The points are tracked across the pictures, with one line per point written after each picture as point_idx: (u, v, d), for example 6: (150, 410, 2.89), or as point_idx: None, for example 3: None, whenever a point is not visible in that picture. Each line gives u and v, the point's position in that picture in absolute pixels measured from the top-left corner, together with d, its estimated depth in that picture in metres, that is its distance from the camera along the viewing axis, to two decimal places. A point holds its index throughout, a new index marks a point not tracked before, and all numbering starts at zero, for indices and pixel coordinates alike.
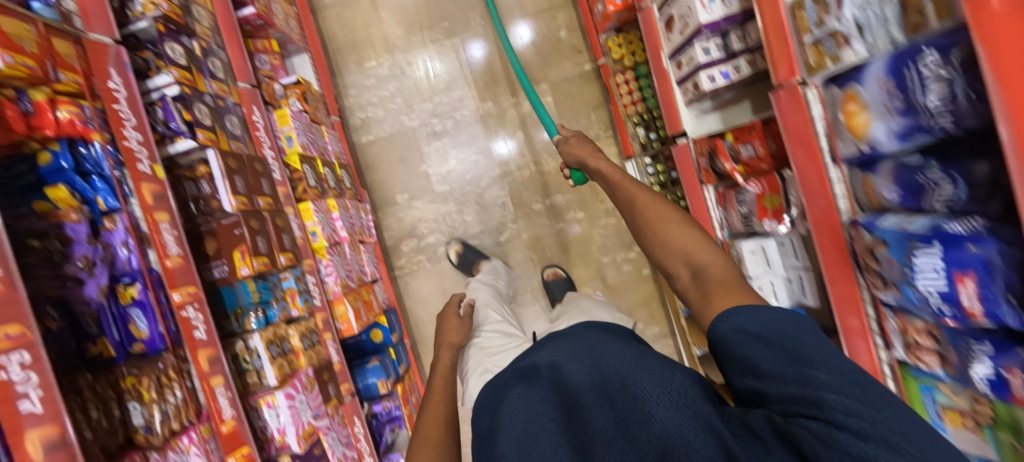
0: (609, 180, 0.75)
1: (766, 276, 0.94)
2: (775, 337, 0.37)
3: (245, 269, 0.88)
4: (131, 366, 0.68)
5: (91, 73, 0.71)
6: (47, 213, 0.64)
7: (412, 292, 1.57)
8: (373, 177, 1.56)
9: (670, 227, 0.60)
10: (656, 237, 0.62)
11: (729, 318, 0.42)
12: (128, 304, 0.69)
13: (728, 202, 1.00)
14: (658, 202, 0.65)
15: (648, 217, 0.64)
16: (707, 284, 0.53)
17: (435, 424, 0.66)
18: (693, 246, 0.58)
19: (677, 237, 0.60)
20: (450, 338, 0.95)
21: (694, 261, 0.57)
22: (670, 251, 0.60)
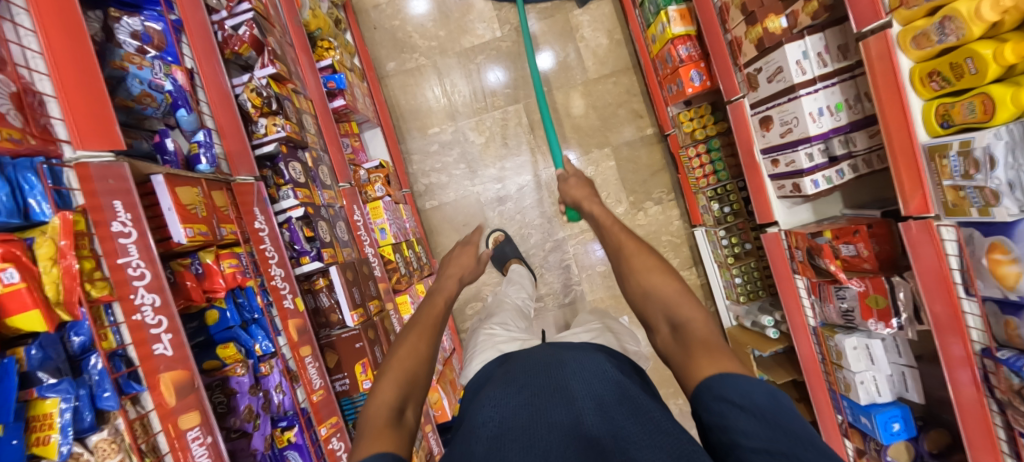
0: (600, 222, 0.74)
1: (869, 371, 0.96)
2: (769, 417, 0.39)
3: (367, 383, 0.90)
4: None
5: (241, 217, 0.72)
6: (214, 369, 0.66)
7: None
8: (438, 241, 1.57)
9: (654, 275, 0.58)
10: (640, 288, 0.60)
11: (716, 384, 0.44)
12: (284, 447, 0.71)
13: (824, 294, 1.01)
14: (644, 247, 0.63)
15: (635, 264, 0.61)
16: (691, 343, 0.51)
17: (415, 332, 0.66)
18: (677, 299, 0.56)
19: (662, 287, 0.57)
20: (460, 268, 0.85)
21: (675, 316, 0.55)
22: (653, 303, 0.57)
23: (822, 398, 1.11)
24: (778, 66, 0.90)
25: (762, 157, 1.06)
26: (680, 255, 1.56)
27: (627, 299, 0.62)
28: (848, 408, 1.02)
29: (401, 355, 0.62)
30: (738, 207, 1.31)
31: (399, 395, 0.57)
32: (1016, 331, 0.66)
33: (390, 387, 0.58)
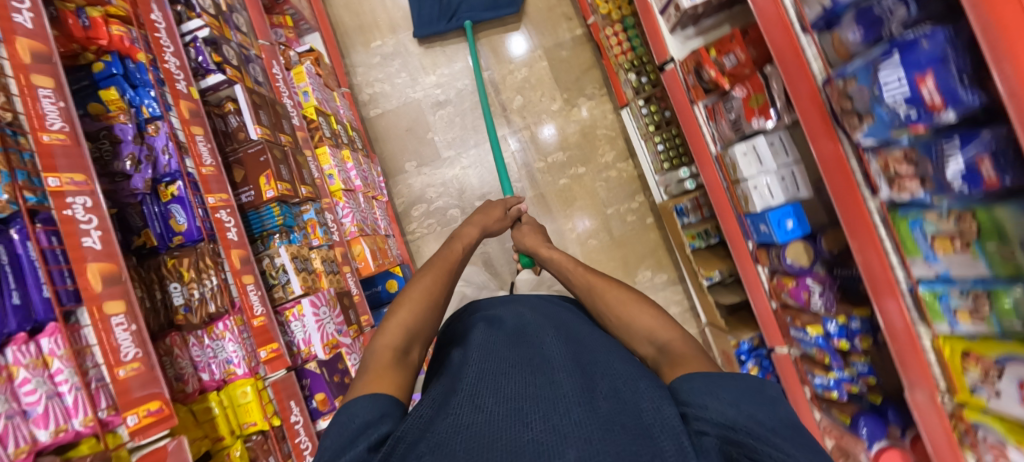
0: (569, 272, 0.98)
1: (761, 176, 0.99)
2: (739, 397, 0.43)
3: (270, 192, 0.94)
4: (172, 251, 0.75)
5: (136, 5, 0.79)
6: (99, 114, 0.73)
7: (424, 256, 1.63)
8: (384, 146, 1.64)
9: (631, 308, 0.77)
10: (621, 322, 0.78)
11: (695, 377, 0.49)
12: (168, 201, 0.76)
13: (717, 114, 1.06)
14: (615, 286, 0.84)
15: (610, 301, 0.82)
16: (672, 355, 0.65)
17: (422, 297, 0.81)
18: (654, 326, 0.72)
19: (639, 317, 0.75)
20: (486, 221, 1.14)
21: (657, 339, 0.70)
22: (637, 331, 0.74)
23: (733, 227, 1.14)
24: None
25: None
26: (616, 148, 1.61)
27: (614, 333, 0.79)
28: (750, 222, 1.05)
29: (414, 294, 0.82)
30: (654, 77, 1.36)
31: (405, 340, 0.73)
32: (840, 40, 0.69)
33: (401, 324, 0.75)
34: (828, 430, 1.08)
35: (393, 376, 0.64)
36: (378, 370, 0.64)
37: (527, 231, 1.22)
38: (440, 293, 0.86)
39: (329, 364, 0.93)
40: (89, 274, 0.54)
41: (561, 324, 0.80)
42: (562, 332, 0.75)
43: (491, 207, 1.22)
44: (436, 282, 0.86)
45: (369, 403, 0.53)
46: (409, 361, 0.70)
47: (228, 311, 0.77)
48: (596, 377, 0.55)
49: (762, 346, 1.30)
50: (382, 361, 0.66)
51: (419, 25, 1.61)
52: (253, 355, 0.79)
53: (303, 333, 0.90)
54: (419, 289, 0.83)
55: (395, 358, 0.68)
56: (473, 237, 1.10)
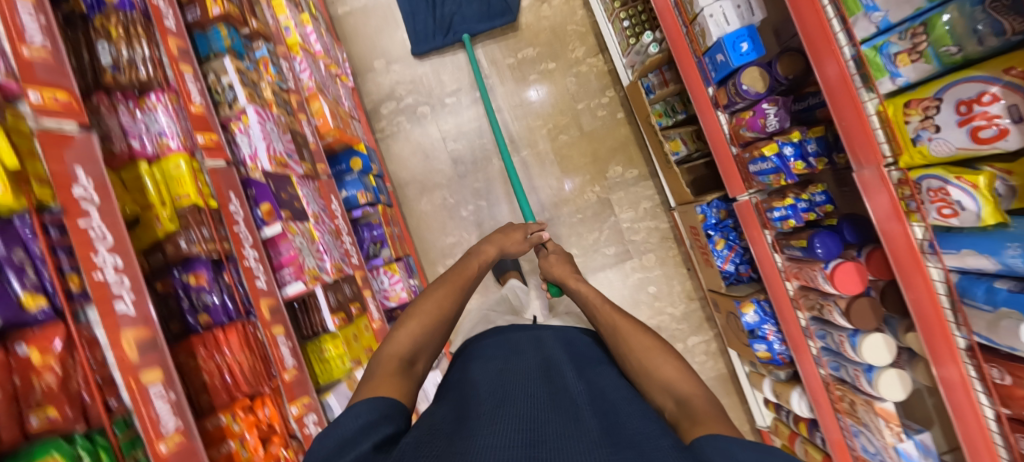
0: (592, 305, 0.93)
1: (717, 3, 0.98)
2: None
3: (216, 9, 0.91)
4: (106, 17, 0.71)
5: None
6: None
7: (394, 154, 1.61)
8: (353, 44, 1.63)
9: (652, 357, 0.72)
10: (639, 367, 0.73)
11: (720, 440, 0.46)
12: None
13: None
14: (640, 332, 0.79)
15: (631, 344, 0.77)
16: (692, 414, 0.58)
17: (432, 312, 0.80)
18: (675, 378, 0.67)
19: (661, 368, 0.70)
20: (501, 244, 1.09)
21: (678, 393, 0.64)
22: (655, 382, 0.68)
23: (693, 77, 1.13)
24: None
25: None
26: (586, 44, 1.60)
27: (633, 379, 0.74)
28: (709, 60, 1.05)
29: (425, 307, 0.80)
30: None
31: (411, 351, 0.73)
32: None
33: (408, 334, 0.75)
34: (789, 272, 1.07)
35: (398, 385, 0.65)
36: (383, 378, 0.65)
37: (555, 261, 1.16)
38: (452, 309, 0.84)
39: (277, 181, 0.90)
40: None
41: (578, 361, 0.80)
42: (578, 371, 0.75)
43: (511, 230, 1.16)
44: (450, 295, 0.85)
45: (378, 405, 0.56)
46: (413, 372, 0.71)
47: (163, 87, 0.76)
48: (612, 423, 0.55)
49: (728, 218, 1.31)
50: (386, 372, 0.66)
51: (416, 43, 1.59)
52: (189, 137, 0.76)
53: (250, 149, 0.88)
54: (432, 303, 0.82)
55: (400, 368, 0.68)
56: (490, 257, 1.07)
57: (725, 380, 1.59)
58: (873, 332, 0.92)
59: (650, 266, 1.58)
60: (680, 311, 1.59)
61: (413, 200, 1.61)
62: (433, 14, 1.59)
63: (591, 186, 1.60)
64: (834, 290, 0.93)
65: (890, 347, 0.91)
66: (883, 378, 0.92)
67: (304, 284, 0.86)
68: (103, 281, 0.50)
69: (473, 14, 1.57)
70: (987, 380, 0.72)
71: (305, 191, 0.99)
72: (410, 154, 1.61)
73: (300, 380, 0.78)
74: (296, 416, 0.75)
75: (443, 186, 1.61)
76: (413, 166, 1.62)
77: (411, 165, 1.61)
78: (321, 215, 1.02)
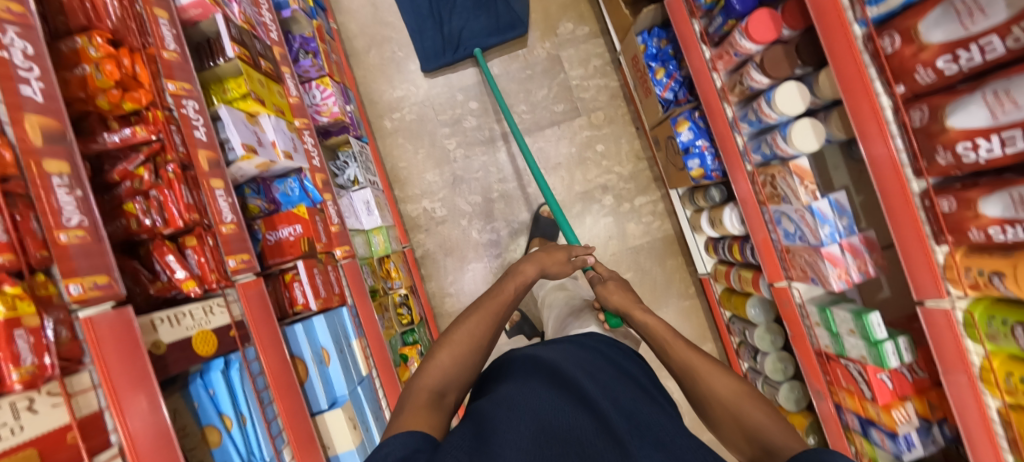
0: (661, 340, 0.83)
1: None
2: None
3: None
4: None
5: None
6: None
7: (343, 7, 1.60)
8: None
9: (741, 403, 0.67)
10: (727, 414, 0.68)
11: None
12: None
13: None
14: (720, 371, 0.72)
15: (718, 389, 0.70)
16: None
17: (462, 338, 0.76)
18: (772, 429, 0.62)
19: (749, 413, 0.66)
20: (541, 258, 0.98)
21: (761, 441, 0.62)
22: (739, 430, 0.66)
23: None
24: None
25: None
26: None
27: (715, 424, 0.70)
28: None
29: (457, 338, 0.76)
30: None
31: (444, 382, 0.70)
32: None
33: (440, 366, 0.71)
34: (715, 59, 1.06)
35: (430, 421, 0.61)
36: (415, 410, 0.62)
37: (613, 287, 1.00)
38: (485, 338, 0.78)
39: None
40: None
41: (585, 355, 0.78)
42: (592, 367, 0.74)
43: (553, 248, 1.05)
44: (482, 326, 0.79)
45: (405, 438, 0.51)
46: (445, 405, 0.67)
47: None
48: None
49: (668, 45, 1.29)
50: (420, 402, 0.64)
51: (426, 60, 1.55)
52: None
53: None
54: (470, 338, 0.76)
55: (431, 401, 0.65)
56: (528, 277, 0.96)
57: (671, 241, 1.56)
58: (787, 81, 0.90)
59: (597, 124, 1.57)
60: (627, 170, 1.57)
61: (362, 53, 1.60)
62: (441, 32, 1.55)
63: (540, 42, 1.59)
64: (750, 42, 0.91)
65: (803, 96, 0.89)
66: (797, 130, 0.90)
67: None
68: None
69: (481, 28, 1.53)
70: (880, 54, 0.70)
71: None
72: (360, 6, 1.60)
73: (183, 67, 0.75)
74: (172, 90, 0.72)
75: (391, 41, 1.59)
76: (362, 19, 1.61)
77: (359, 18, 1.60)
78: None
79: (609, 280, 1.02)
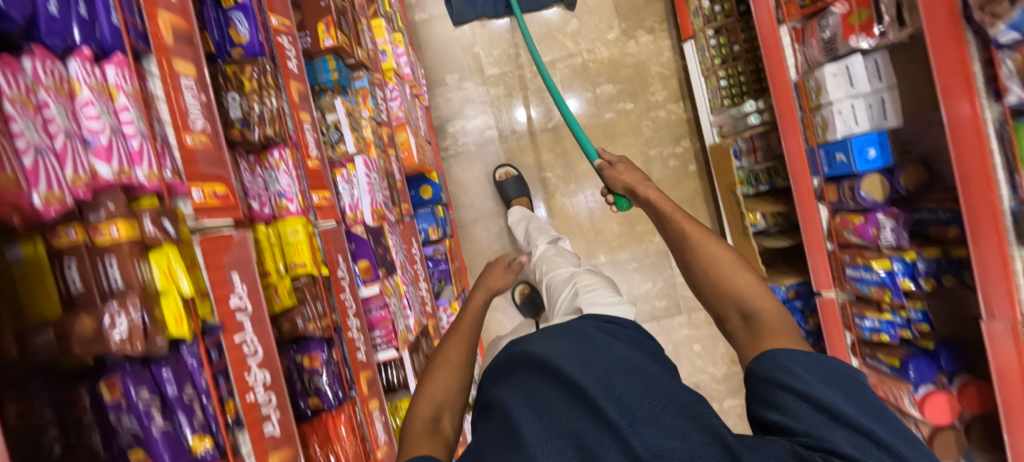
0: (659, 210, 0.84)
1: (848, 99, 0.94)
2: (823, 372, 0.48)
3: (329, 41, 0.86)
4: (266, 123, 0.66)
5: None
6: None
7: (455, 175, 1.57)
8: (426, 53, 1.55)
9: (729, 268, 0.67)
10: (712, 281, 0.69)
11: (784, 355, 0.51)
12: (230, 8, 0.67)
13: (807, 35, 1.00)
14: (711, 239, 0.72)
15: (703, 257, 0.70)
16: (759, 329, 0.60)
17: (447, 369, 0.70)
18: (746, 291, 0.65)
19: (736, 279, 0.67)
20: (488, 281, 0.99)
21: (746, 305, 0.64)
22: (725, 295, 0.67)
23: (799, 164, 1.09)
24: None
25: None
26: (668, 88, 1.54)
27: (698, 291, 0.71)
28: (824, 156, 1.00)
29: (439, 363, 0.71)
30: (729, 6, 1.28)
31: (436, 407, 0.64)
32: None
33: (433, 391, 0.67)
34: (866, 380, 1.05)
35: (433, 452, 0.57)
36: (415, 440, 0.59)
37: (623, 169, 0.96)
38: (467, 362, 0.72)
39: (376, 235, 0.86)
40: (161, 27, 0.46)
41: (582, 334, 0.67)
42: (593, 346, 0.62)
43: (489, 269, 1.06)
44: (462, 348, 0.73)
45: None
46: (443, 432, 0.62)
47: (285, 142, 0.69)
48: (642, 417, 0.49)
49: (796, 299, 1.23)
50: (416, 433, 0.60)
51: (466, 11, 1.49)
52: (305, 196, 0.72)
53: (353, 198, 0.84)
54: (455, 361, 0.71)
55: (429, 428, 0.61)
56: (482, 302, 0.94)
57: None
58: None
59: (697, 325, 1.56)
60: (720, 372, 1.58)
61: (469, 226, 1.58)
62: None
63: (650, 235, 1.56)
64: (920, 416, 0.91)
65: None
66: None
67: (395, 350, 0.84)
68: (255, 406, 0.46)
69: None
70: None
71: (395, 241, 0.95)
72: (473, 177, 1.57)
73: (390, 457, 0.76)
74: None
75: (500, 216, 1.57)
76: (473, 191, 1.58)
77: (470, 188, 1.57)
78: (406, 266, 0.98)
79: (618, 162, 0.98)
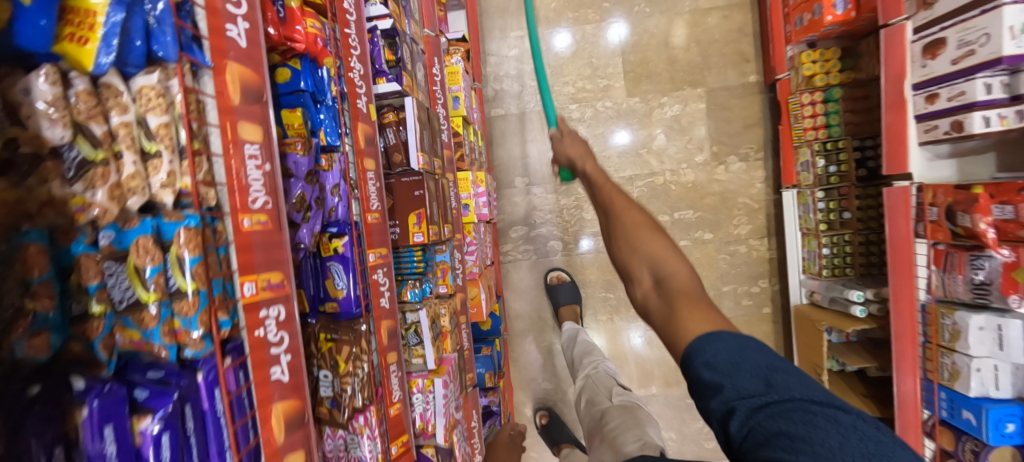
0: (590, 179, 0.65)
1: (990, 359, 0.81)
2: (752, 361, 0.37)
3: (419, 236, 0.79)
4: (355, 400, 0.60)
5: (303, 16, 0.55)
6: (321, 249, 0.60)
7: (511, 282, 1.50)
8: (498, 153, 1.46)
9: (641, 233, 0.50)
10: (624, 243, 0.51)
11: (709, 350, 0.38)
12: (329, 258, 0.60)
13: (951, 264, 0.86)
14: (632, 205, 0.55)
15: (620, 219, 0.53)
16: (673, 294, 0.45)
17: None
18: (662, 253, 0.49)
19: (649, 244, 0.50)
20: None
21: (659, 269, 0.48)
22: (635, 255, 0.50)
23: (906, 385, 0.98)
24: (985, 32, 0.75)
25: (913, 93, 0.90)
26: (754, 222, 1.41)
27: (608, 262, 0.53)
28: (944, 401, 0.89)
29: None
30: (846, 169, 1.15)
31: None
32: None
33: None
34: None
35: None
36: None
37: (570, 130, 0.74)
38: None
39: (444, 447, 0.81)
40: (273, 422, 0.41)
41: None
42: None
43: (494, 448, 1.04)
44: None
45: None
46: None
47: (371, 403, 0.63)
48: None
49: None
50: None
51: None
52: (384, 454, 0.65)
53: (425, 414, 0.78)
54: None
55: None
56: None
57: None
58: None
59: None
60: None
61: (520, 336, 1.51)
62: None
63: None
64: None
65: None
66: None
67: None
68: None
69: None
70: None
71: (458, 433, 0.89)
72: (529, 286, 1.50)
73: None
74: None
75: (553, 330, 1.50)
76: (529, 300, 1.50)
77: (526, 297, 1.50)
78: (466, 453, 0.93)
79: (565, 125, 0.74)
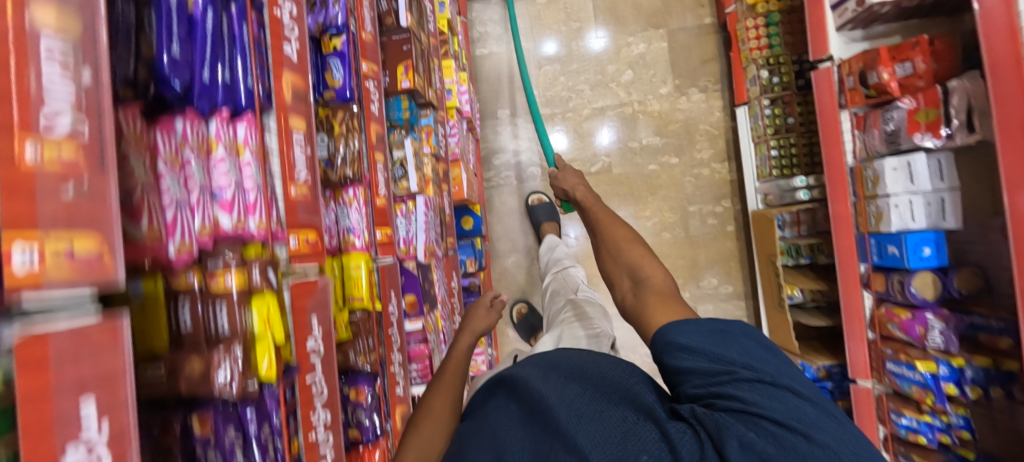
0: (582, 204, 0.93)
1: (906, 194, 0.93)
2: (735, 348, 0.49)
3: (406, 83, 0.90)
4: (348, 165, 0.70)
5: None
6: (324, 46, 0.72)
7: (494, 207, 1.61)
8: (483, 88, 1.62)
9: (625, 246, 0.77)
10: (615, 254, 0.78)
11: (697, 334, 0.51)
12: (329, 54, 0.71)
13: (870, 124, 1.00)
14: (618, 224, 0.83)
15: (609, 237, 0.81)
16: (645, 289, 0.68)
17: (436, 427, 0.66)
18: (640, 261, 0.74)
19: (631, 253, 0.76)
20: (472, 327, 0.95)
21: (637, 273, 0.72)
22: (622, 265, 0.75)
23: (845, 245, 1.06)
24: None
25: None
26: (715, 147, 1.55)
27: (602, 265, 0.80)
28: (875, 245, 0.99)
29: (436, 409, 0.69)
30: (787, 79, 1.31)
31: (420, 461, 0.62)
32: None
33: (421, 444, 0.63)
34: None
35: None
36: None
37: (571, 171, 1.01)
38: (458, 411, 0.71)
39: (423, 268, 0.90)
40: (283, 82, 0.51)
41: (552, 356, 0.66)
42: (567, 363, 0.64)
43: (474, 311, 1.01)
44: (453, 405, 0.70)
45: None
46: None
47: (359, 181, 0.73)
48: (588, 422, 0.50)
49: (826, 380, 1.23)
50: None
51: None
52: (370, 232, 0.75)
53: (407, 233, 0.88)
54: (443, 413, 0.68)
55: None
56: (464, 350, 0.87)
57: None
58: None
59: None
60: None
61: (502, 256, 1.61)
62: None
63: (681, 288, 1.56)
64: None
65: None
66: None
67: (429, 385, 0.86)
68: (314, 442, 0.49)
69: None
70: None
71: (438, 274, 0.99)
72: (511, 209, 1.61)
73: None
74: None
75: (533, 251, 1.60)
76: (510, 222, 1.61)
77: (508, 221, 1.61)
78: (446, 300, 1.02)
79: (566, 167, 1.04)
